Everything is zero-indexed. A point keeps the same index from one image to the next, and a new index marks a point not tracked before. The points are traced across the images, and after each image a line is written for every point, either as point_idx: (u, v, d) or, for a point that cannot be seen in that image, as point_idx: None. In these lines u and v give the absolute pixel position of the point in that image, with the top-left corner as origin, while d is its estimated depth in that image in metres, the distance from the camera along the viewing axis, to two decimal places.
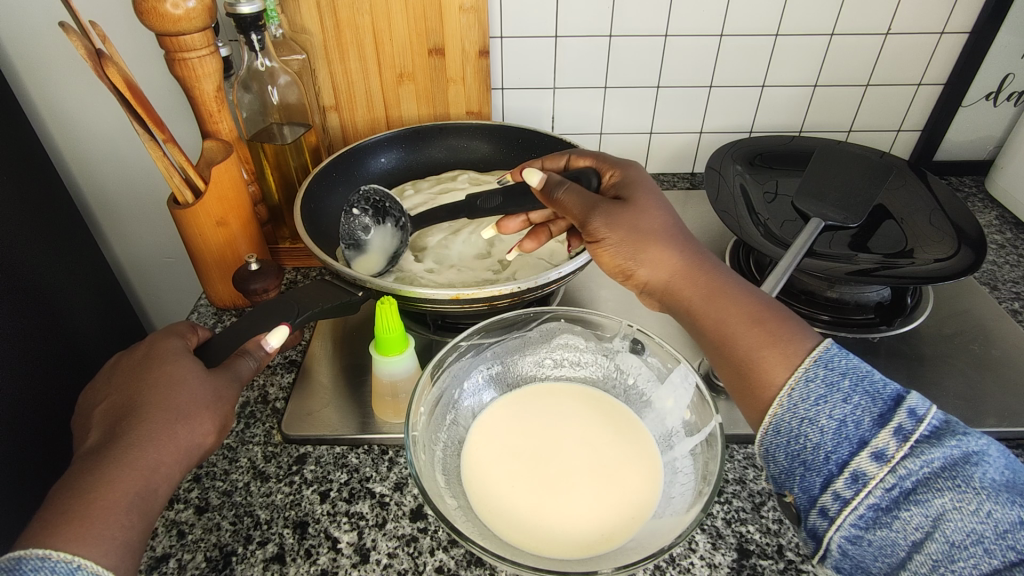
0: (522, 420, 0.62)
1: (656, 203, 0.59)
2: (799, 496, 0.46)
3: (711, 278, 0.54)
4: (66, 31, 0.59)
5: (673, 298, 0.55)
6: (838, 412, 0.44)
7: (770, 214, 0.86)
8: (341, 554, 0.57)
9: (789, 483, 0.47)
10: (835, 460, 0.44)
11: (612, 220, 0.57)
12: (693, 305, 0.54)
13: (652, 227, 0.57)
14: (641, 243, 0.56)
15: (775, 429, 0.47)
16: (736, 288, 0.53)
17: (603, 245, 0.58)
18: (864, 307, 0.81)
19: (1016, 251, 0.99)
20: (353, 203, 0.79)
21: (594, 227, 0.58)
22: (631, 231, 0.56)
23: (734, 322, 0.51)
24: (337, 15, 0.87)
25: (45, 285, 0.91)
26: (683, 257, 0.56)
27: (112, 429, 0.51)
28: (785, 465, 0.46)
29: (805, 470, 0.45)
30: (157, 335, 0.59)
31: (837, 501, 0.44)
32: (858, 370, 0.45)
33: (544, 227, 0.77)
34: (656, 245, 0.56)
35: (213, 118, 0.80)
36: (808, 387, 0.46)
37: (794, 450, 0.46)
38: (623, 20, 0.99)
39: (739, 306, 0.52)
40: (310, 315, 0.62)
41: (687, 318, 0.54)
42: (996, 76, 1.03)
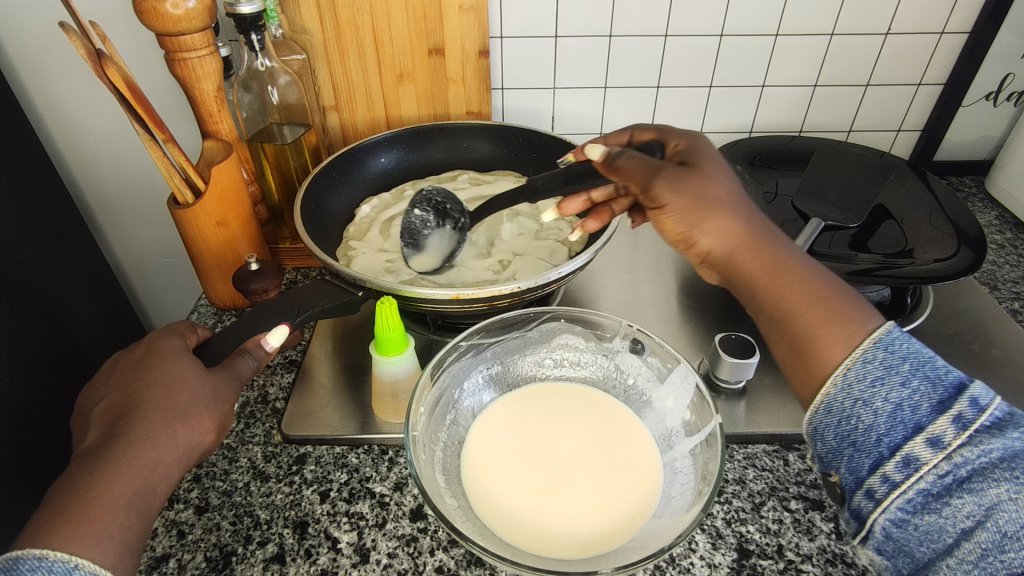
0: (523, 419, 0.62)
1: (722, 173, 0.56)
2: (846, 476, 0.48)
3: (775, 252, 0.53)
4: (66, 31, 0.59)
5: (734, 270, 0.54)
6: (894, 396, 0.46)
7: (770, 214, 0.86)
8: (341, 554, 0.57)
9: (837, 462, 0.48)
10: (887, 442, 0.46)
11: (678, 185, 0.53)
12: (756, 278, 0.53)
13: (718, 196, 0.54)
14: (706, 210, 0.53)
15: (827, 408, 0.48)
16: (799, 265, 0.52)
17: (665, 212, 0.54)
18: None
19: (1016, 251, 0.99)
20: (416, 203, 0.81)
21: (659, 192, 0.54)
22: (697, 198, 0.53)
23: (795, 300, 0.51)
24: (337, 15, 0.87)
25: (44, 285, 0.91)
26: (748, 228, 0.53)
27: (111, 428, 0.51)
28: (834, 444, 0.48)
29: (855, 450, 0.47)
30: (156, 334, 0.59)
31: (885, 483, 0.45)
32: (919, 357, 0.46)
33: (606, 205, 0.75)
34: (721, 214, 0.53)
35: (213, 118, 0.80)
36: (865, 368, 0.47)
37: (846, 430, 0.48)
38: (623, 20, 0.99)
39: (802, 283, 0.51)
40: (310, 315, 0.62)
41: (748, 290, 0.53)
42: (996, 76, 1.03)
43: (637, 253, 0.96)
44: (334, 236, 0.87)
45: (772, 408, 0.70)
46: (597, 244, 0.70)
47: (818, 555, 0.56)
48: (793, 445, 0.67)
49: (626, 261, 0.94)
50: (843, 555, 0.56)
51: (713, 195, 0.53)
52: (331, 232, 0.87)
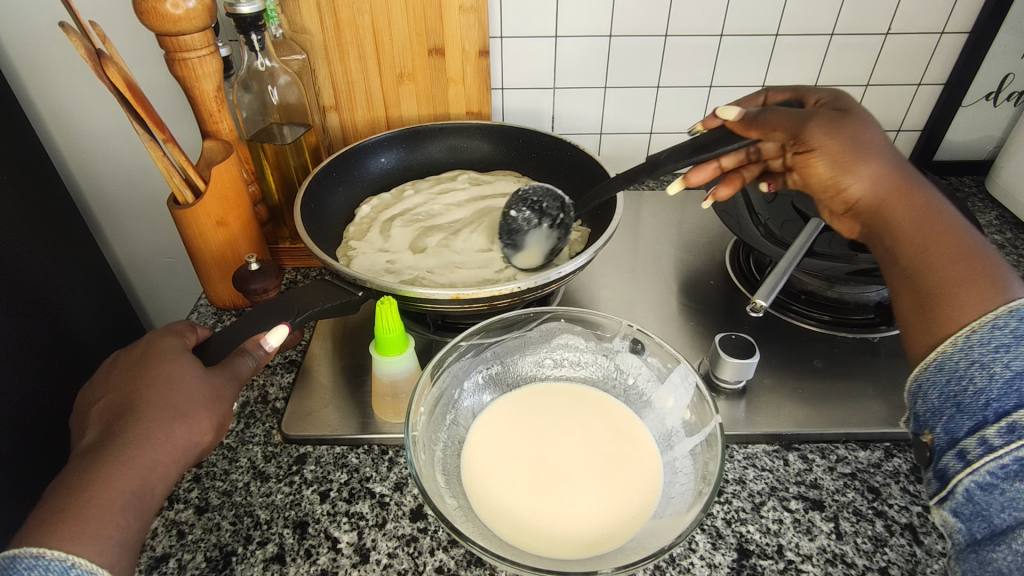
0: (523, 419, 0.62)
1: (877, 126, 0.59)
2: (940, 436, 0.48)
3: (925, 203, 0.54)
4: (66, 31, 0.59)
5: (880, 216, 0.55)
6: (1016, 363, 0.45)
7: (770, 214, 0.86)
8: (341, 554, 0.57)
9: (935, 422, 0.48)
10: (996, 407, 0.45)
11: (830, 130, 0.56)
12: (903, 230, 0.53)
13: (869, 142, 0.56)
14: (858, 155, 0.55)
15: (938, 366, 0.48)
16: (952, 223, 0.52)
17: (814, 155, 0.57)
18: (864, 306, 0.82)
19: (1016, 251, 0.99)
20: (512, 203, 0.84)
21: (811, 137, 0.57)
22: (847, 143, 0.56)
23: (939, 256, 0.50)
24: (337, 15, 0.87)
25: (44, 285, 0.91)
26: (903, 178, 0.55)
27: (110, 428, 0.51)
28: (935, 403, 0.48)
29: (958, 410, 0.47)
30: (155, 334, 0.59)
31: (982, 446, 0.45)
32: None
33: (737, 172, 0.76)
34: (874, 159, 0.55)
35: (213, 118, 0.80)
36: (994, 334, 0.46)
37: (953, 389, 0.47)
38: (623, 20, 0.99)
39: (949, 237, 0.51)
40: (309, 315, 0.62)
41: (890, 237, 0.54)
42: (996, 76, 1.03)
43: (637, 253, 0.96)
44: (335, 236, 0.87)
45: (772, 408, 0.70)
46: (597, 243, 0.70)
47: (817, 554, 0.56)
48: (793, 445, 0.67)
49: (625, 261, 0.94)
50: (843, 555, 0.56)
51: (864, 143, 0.56)
52: (332, 232, 0.87)
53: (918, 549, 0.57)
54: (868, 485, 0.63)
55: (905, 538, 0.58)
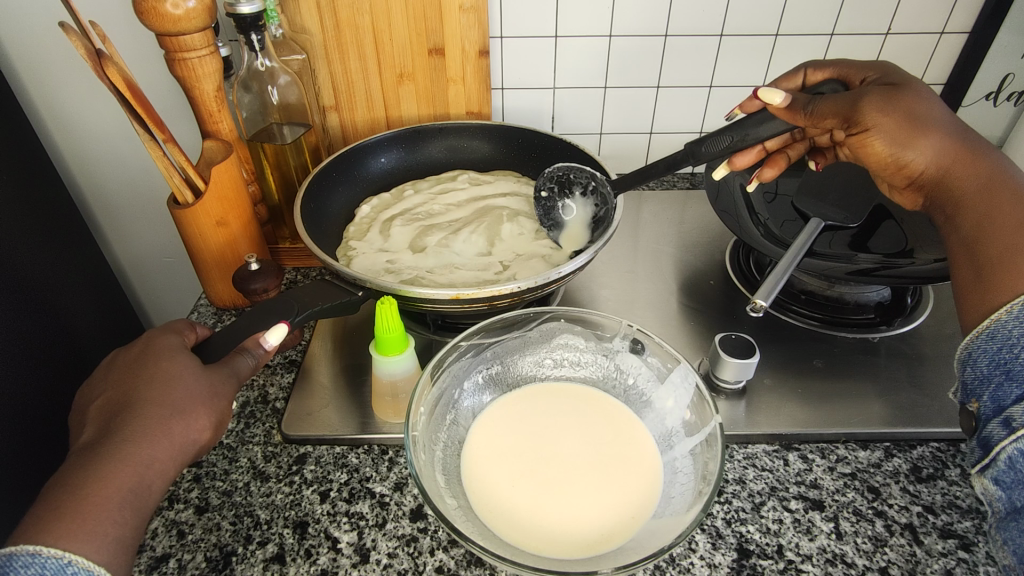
0: (523, 419, 0.62)
1: (934, 97, 0.63)
2: (987, 404, 0.52)
3: (993, 171, 0.59)
4: (66, 31, 0.59)
5: (947, 186, 0.61)
6: None
7: (770, 214, 0.86)
8: (341, 554, 0.57)
9: (982, 390, 0.52)
10: None
11: (887, 107, 0.61)
12: (967, 199, 0.59)
13: (928, 116, 0.61)
14: (917, 131, 0.60)
15: (989, 334, 0.52)
16: (1013, 189, 0.58)
17: (875, 134, 0.61)
18: (864, 307, 0.82)
19: None
20: (542, 184, 0.87)
21: (869, 118, 0.61)
22: (907, 119, 0.60)
23: (1004, 219, 0.56)
24: (337, 15, 0.87)
25: (43, 285, 0.91)
26: (962, 150, 0.61)
27: (107, 425, 0.51)
28: (985, 371, 0.52)
29: (1006, 378, 0.51)
30: (154, 332, 0.59)
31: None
32: None
33: (783, 152, 0.83)
34: (936, 134, 0.61)
35: (213, 118, 0.80)
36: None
37: (1002, 357, 0.51)
38: (623, 20, 0.99)
39: (1014, 203, 0.57)
40: (309, 315, 0.62)
41: (958, 206, 0.60)
42: (995, 76, 1.03)
43: (637, 252, 0.96)
44: (335, 236, 0.87)
45: (773, 408, 0.70)
46: (597, 243, 0.70)
47: (817, 554, 0.56)
48: (793, 445, 0.67)
49: (625, 261, 0.94)
50: (843, 555, 0.56)
51: (923, 120, 0.61)
52: (332, 232, 0.88)
53: (918, 549, 0.57)
54: (868, 485, 0.63)
55: (905, 538, 0.58)
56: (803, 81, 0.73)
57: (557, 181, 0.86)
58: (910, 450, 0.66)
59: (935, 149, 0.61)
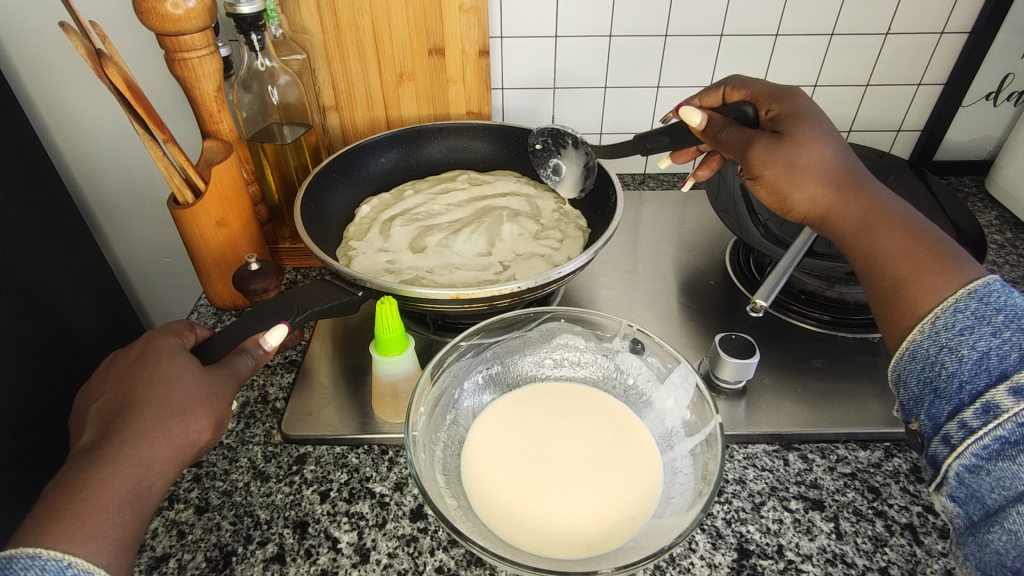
0: (521, 421, 0.62)
1: (826, 132, 0.61)
2: (925, 423, 0.50)
3: (871, 207, 0.58)
4: (66, 31, 0.59)
5: (833, 227, 0.60)
6: (982, 344, 0.47)
7: (770, 214, 0.86)
8: (341, 554, 0.57)
9: (918, 409, 0.51)
10: (969, 389, 0.47)
11: (768, 156, 0.59)
12: (850, 239, 0.58)
13: (809, 160, 0.59)
14: (796, 179, 0.59)
15: (911, 355, 0.51)
16: (893, 224, 0.56)
17: (763, 179, 0.61)
18: (864, 306, 0.82)
19: (1016, 251, 0.99)
20: (535, 139, 0.90)
21: (755, 163, 0.60)
22: (787, 167, 0.59)
23: (889, 254, 0.55)
24: (337, 15, 0.87)
25: (43, 286, 0.91)
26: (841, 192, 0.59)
27: (107, 426, 0.51)
28: (915, 391, 0.50)
29: (936, 396, 0.49)
30: (153, 333, 0.59)
31: (962, 429, 0.47)
32: (1016, 310, 0.47)
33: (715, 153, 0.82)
34: (816, 178, 0.59)
35: (213, 118, 0.80)
36: (955, 317, 0.49)
37: (928, 375, 0.50)
38: (623, 20, 0.99)
39: (896, 237, 0.56)
40: (309, 315, 0.62)
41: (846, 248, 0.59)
42: (996, 76, 1.03)
43: (637, 252, 0.96)
44: (335, 236, 0.87)
45: (773, 408, 0.70)
46: (597, 244, 0.70)
47: (817, 555, 0.56)
48: (793, 445, 0.67)
49: (625, 261, 0.94)
50: (843, 555, 0.56)
51: (804, 166, 0.59)
52: (332, 232, 0.88)
53: (918, 549, 0.57)
54: (868, 485, 0.63)
55: (905, 538, 0.58)
56: (723, 99, 0.73)
57: (547, 134, 0.88)
58: (910, 450, 0.66)
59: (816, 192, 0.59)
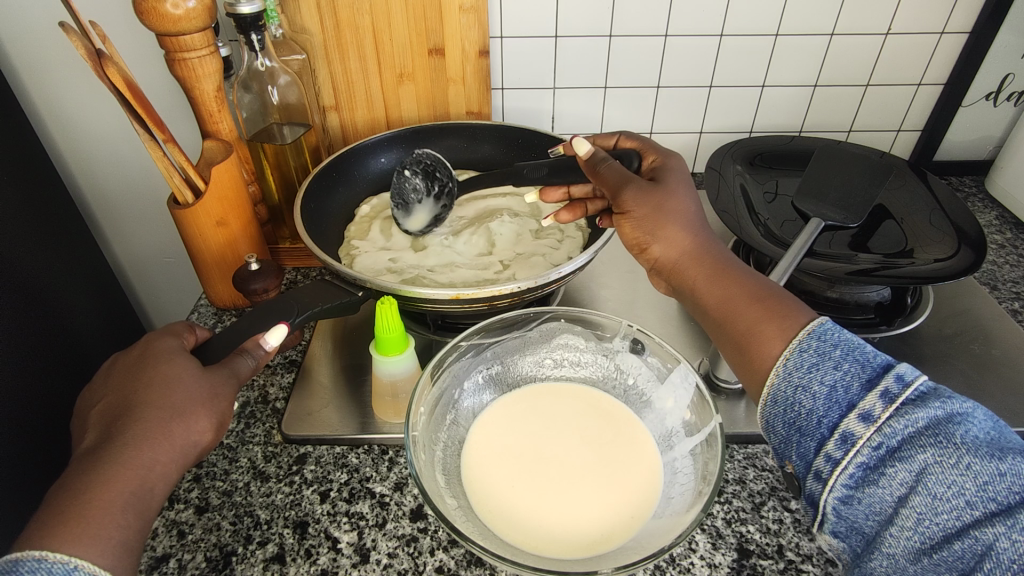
0: (501, 424, 0.62)
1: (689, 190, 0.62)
2: (798, 463, 0.47)
3: (717, 259, 0.56)
4: (66, 31, 0.59)
5: (681, 277, 0.58)
6: (828, 378, 0.46)
7: (770, 214, 0.87)
8: (341, 554, 0.57)
9: (789, 451, 0.48)
10: (827, 422, 0.45)
11: (641, 195, 0.60)
12: (697, 283, 0.56)
13: (671, 204, 0.59)
14: (662, 220, 0.58)
15: (773, 399, 0.48)
16: (736, 267, 0.55)
17: (629, 217, 0.60)
18: (864, 306, 0.81)
19: (1016, 251, 0.99)
20: (408, 164, 0.85)
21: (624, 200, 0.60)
22: (656, 209, 0.59)
23: (736, 300, 0.53)
24: (337, 15, 0.87)
25: (44, 287, 0.91)
26: (696, 238, 0.58)
27: (109, 429, 0.51)
28: (783, 434, 0.48)
29: (801, 435, 0.47)
30: (153, 335, 0.59)
31: (829, 463, 0.45)
32: (849, 343, 0.46)
33: (580, 202, 0.76)
34: (676, 223, 0.58)
35: (213, 118, 0.80)
36: (802, 356, 0.47)
37: (791, 417, 0.47)
38: (623, 20, 0.99)
39: (741, 285, 0.54)
40: (310, 315, 0.62)
41: (693, 299, 0.56)
42: (996, 76, 1.03)
43: None
44: (334, 235, 0.87)
45: None
46: (598, 244, 0.70)
47: (817, 554, 0.56)
48: None
49: (625, 261, 0.94)
50: None
51: (668, 213, 0.59)
52: (331, 232, 0.88)
53: None
54: None
55: None
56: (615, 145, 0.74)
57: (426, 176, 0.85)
58: None
59: (674, 234, 0.58)
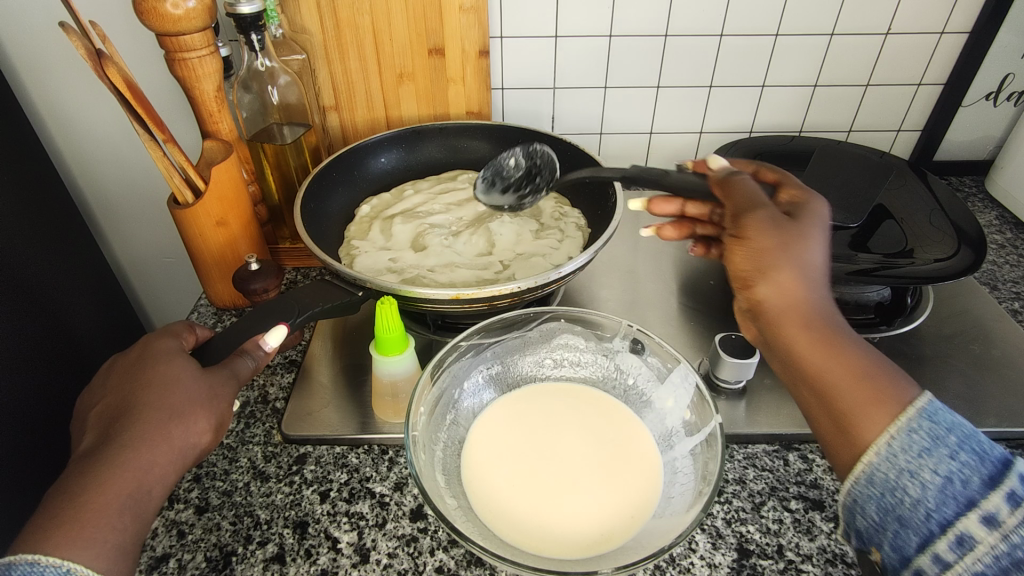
0: (512, 429, 0.61)
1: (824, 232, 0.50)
2: (889, 556, 0.41)
3: (822, 314, 0.46)
4: (66, 31, 0.59)
5: (775, 332, 0.47)
6: (943, 468, 0.39)
7: None
8: (341, 554, 0.57)
9: (880, 541, 0.42)
10: (937, 519, 0.39)
11: (767, 226, 0.48)
12: (795, 341, 0.45)
13: (806, 247, 0.47)
14: (779, 261, 0.46)
15: (868, 480, 0.42)
16: (843, 331, 0.46)
17: (742, 245, 0.48)
18: (864, 306, 0.81)
19: (1016, 251, 0.99)
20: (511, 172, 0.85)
21: (748, 224, 0.48)
22: (784, 244, 0.47)
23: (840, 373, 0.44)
24: (337, 15, 0.87)
25: (42, 287, 0.91)
26: (810, 286, 0.46)
27: (107, 430, 0.51)
28: (876, 521, 0.42)
29: (901, 527, 0.40)
30: (152, 335, 0.59)
31: (936, 565, 0.39)
32: (966, 431, 0.40)
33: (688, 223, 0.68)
34: (793, 268, 0.46)
35: (213, 118, 0.80)
36: (911, 438, 0.41)
37: (889, 503, 0.41)
38: (623, 20, 0.99)
39: (845, 354, 0.44)
40: (310, 315, 0.62)
41: (785, 358, 0.46)
42: (996, 77, 1.04)
43: (637, 252, 0.96)
44: (334, 236, 0.87)
45: (773, 408, 0.70)
46: (597, 244, 0.70)
47: (818, 555, 0.56)
48: (793, 445, 0.67)
49: (625, 261, 0.94)
50: (843, 555, 0.57)
51: (794, 250, 0.47)
52: (332, 232, 0.87)
53: None
54: None
55: None
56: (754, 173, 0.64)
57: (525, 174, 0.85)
58: None
59: (786, 277, 0.46)
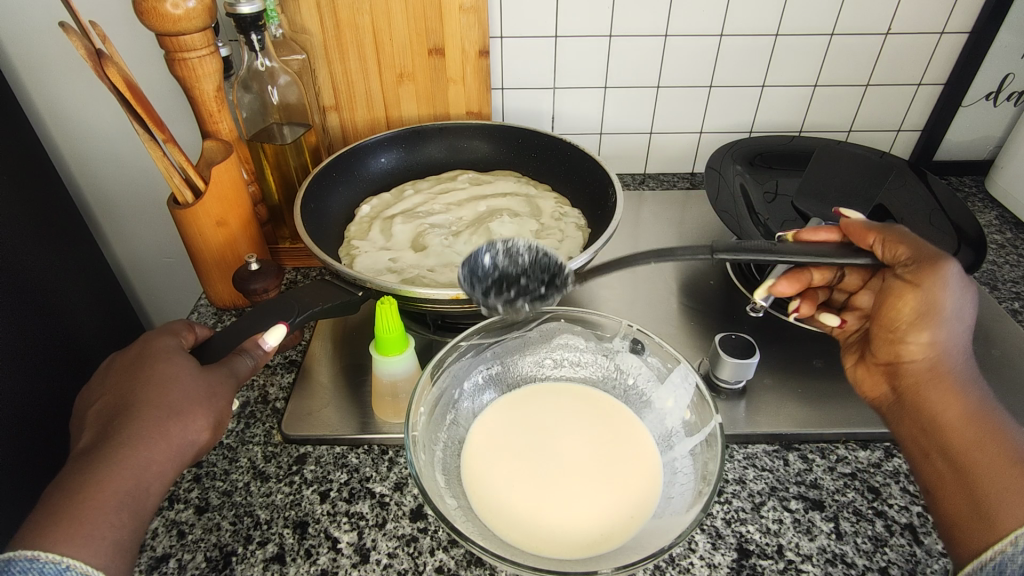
0: (511, 429, 0.61)
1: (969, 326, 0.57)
2: None
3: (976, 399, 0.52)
4: (66, 31, 0.59)
5: (919, 394, 0.55)
6: None
7: (771, 214, 0.88)
8: (341, 554, 0.57)
9: None
10: None
11: (941, 282, 0.56)
12: (937, 405, 0.53)
13: (959, 315, 0.55)
14: (928, 323, 0.55)
15: None
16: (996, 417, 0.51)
17: (909, 296, 0.56)
18: None
19: (1016, 251, 0.99)
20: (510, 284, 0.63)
21: (914, 278, 0.56)
22: (946, 313, 0.55)
23: (979, 444, 0.50)
24: (337, 15, 0.87)
25: (42, 287, 0.91)
26: (958, 359, 0.55)
27: (105, 429, 0.51)
28: None
29: None
30: (151, 334, 0.59)
31: None
32: None
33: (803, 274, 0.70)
34: (945, 333, 0.55)
35: (213, 118, 0.80)
36: None
37: None
38: (623, 20, 0.99)
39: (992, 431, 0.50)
40: (309, 315, 0.63)
41: (928, 421, 0.53)
42: (996, 77, 1.03)
43: (637, 252, 0.96)
44: (335, 236, 0.87)
45: (773, 408, 0.70)
46: (597, 244, 0.70)
47: (818, 555, 0.56)
48: (793, 445, 0.67)
49: (625, 261, 0.94)
50: (843, 555, 0.57)
51: (951, 320, 0.56)
52: (332, 233, 0.88)
53: (918, 549, 0.57)
54: (867, 485, 0.63)
55: (904, 538, 0.58)
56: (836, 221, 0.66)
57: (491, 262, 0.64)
58: None
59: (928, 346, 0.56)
